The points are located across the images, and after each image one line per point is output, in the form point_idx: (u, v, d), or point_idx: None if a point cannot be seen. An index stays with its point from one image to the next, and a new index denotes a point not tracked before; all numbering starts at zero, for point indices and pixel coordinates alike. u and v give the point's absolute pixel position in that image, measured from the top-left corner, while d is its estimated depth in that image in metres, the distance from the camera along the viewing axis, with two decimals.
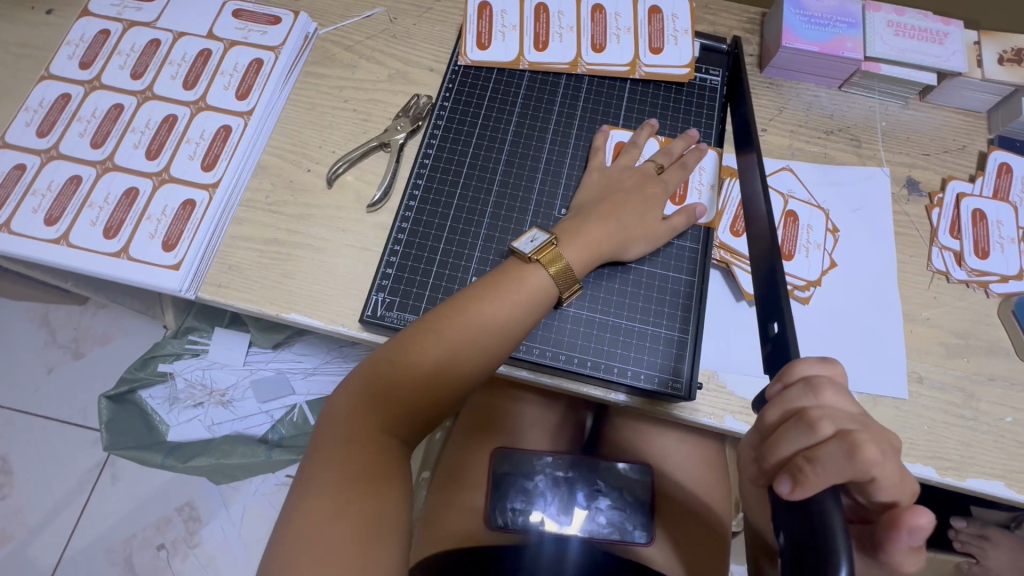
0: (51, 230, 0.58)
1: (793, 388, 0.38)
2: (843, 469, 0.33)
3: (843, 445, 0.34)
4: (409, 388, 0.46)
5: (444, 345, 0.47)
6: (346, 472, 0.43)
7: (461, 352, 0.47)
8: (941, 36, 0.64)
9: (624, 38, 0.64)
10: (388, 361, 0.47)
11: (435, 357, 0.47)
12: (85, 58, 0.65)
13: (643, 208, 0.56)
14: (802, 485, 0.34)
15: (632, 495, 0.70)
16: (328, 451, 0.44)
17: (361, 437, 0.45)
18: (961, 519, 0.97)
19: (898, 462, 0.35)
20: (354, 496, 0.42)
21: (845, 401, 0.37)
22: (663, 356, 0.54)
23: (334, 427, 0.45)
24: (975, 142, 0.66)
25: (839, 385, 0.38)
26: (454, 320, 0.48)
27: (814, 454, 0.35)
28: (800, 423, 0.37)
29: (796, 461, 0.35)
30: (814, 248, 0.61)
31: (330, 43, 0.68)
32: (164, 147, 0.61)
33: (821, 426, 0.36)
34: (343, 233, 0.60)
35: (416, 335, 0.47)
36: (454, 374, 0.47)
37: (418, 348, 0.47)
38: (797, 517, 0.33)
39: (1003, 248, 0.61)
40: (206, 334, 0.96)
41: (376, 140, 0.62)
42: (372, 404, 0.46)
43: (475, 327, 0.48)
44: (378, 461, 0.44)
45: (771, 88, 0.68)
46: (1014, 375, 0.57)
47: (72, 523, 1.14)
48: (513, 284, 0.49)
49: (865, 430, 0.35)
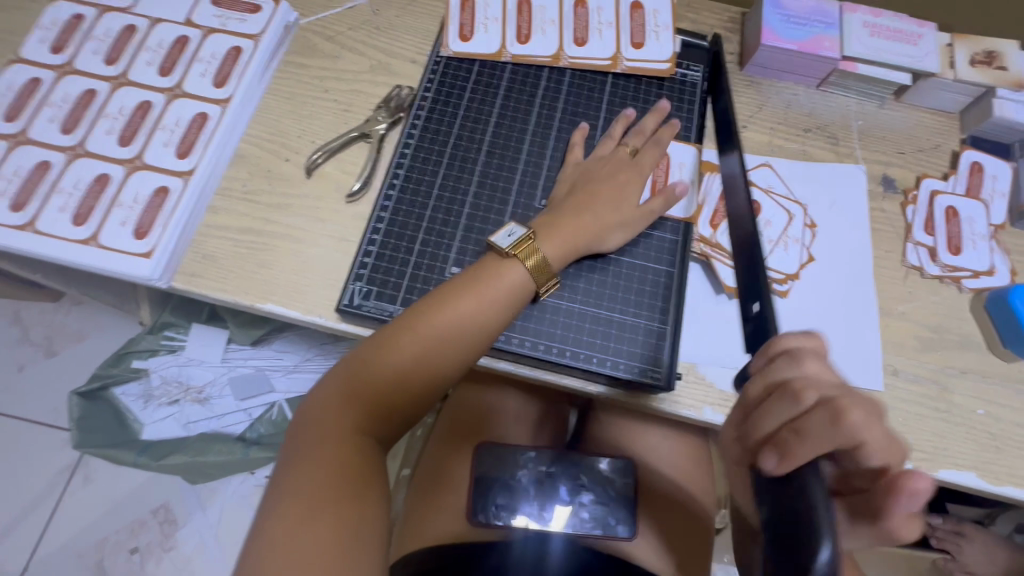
0: (17, 216, 0.56)
1: (777, 361, 0.38)
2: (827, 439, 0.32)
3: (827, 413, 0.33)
4: (386, 386, 0.46)
5: (418, 341, 0.46)
6: (322, 477, 0.42)
7: (434, 348, 0.47)
8: (915, 37, 0.66)
9: (606, 33, 0.65)
10: (362, 359, 0.46)
11: (412, 352, 0.46)
12: (57, 42, 0.63)
13: (617, 198, 0.56)
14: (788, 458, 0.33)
15: (615, 489, 0.69)
16: (307, 452, 0.43)
17: (335, 439, 0.44)
18: (938, 516, 1.00)
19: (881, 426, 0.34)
20: (332, 502, 0.41)
21: (826, 371, 0.37)
22: (643, 346, 0.54)
23: (307, 429, 0.45)
24: (948, 142, 0.67)
25: (821, 357, 0.37)
26: (431, 319, 0.47)
27: (801, 426, 0.34)
28: (784, 393, 0.36)
29: (784, 433, 0.35)
30: (792, 242, 0.61)
31: (311, 33, 0.67)
32: (137, 134, 0.60)
33: (806, 395, 0.35)
34: (321, 223, 0.59)
35: (392, 334, 0.47)
36: (429, 371, 0.47)
37: (391, 346, 0.46)
38: (784, 490, 0.33)
39: (975, 244, 0.62)
40: (182, 331, 0.94)
41: (356, 131, 0.62)
42: (345, 405, 0.45)
43: (448, 323, 0.47)
44: (356, 463, 0.44)
45: (751, 86, 0.69)
46: (986, 368, 0.58)
47: (40, 527, 1.10)
48: (483, 280, 0.49)
49: (846, 396, 0.34)
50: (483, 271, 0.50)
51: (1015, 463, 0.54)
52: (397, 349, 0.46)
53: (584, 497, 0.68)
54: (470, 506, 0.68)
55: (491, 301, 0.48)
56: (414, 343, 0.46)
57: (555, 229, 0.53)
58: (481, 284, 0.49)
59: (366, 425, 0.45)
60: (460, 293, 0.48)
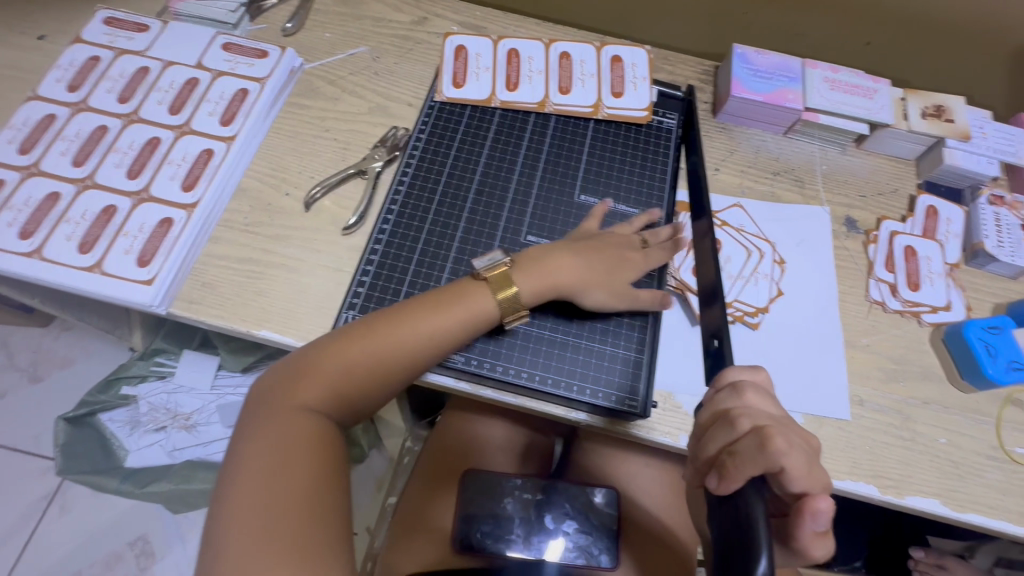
0: (24, 243, 0.59)
1: (721, 390, 0.38)
2: (759, 461, 0.32)
3: (757, 437, 0.33)
4: (337, 377, 0.51)
5: (354, 354, 0.51)
6: (286, 500, 0.45)
7: (374, 357, 0.51)
8: (871, 92, 0.72)
9: (588, 83, 0.70)
10: (317, 352, 0.52)
11: (354, 354, 0.51)
12: (73, 81, 0.67)
13: (616, 264, 0.58)
14: (726, 481, 0.33)
15: (598, 518, 0.70)
16: (262, 446, 0.48)
17: (294, 450, 0.48)
18: (919, 549, 1.01)
19: (811, 457, 0.34)
20: (294, 524, 0.44)
21: (766, 402, 0.37)
22: (621, 375, 0.56)
23: (261, 441, 0.48)
24: (905, 186, 0.73)
25: (762, 388, 0.38)
26: (379, 330, 0.52)
27: (734, 448, 0.34)
28: (723, 421, 0.36)
29: (720, 457, 0.34)
30: (762, 277, 0.65)
31: (314, 77, 0.72)
32: (146, 167, 0.63)
33: (740, 421, 0.35)
34: (317, 253, 0.62)
35: (339, 340, 0.52)
36: (373, 370, 0.52)
37: (322, 354, 0.51)
38: (726, 514, 0.32)
39: (933, 281, 0.67)
40: (174, 357, 0.96)
41: (354, 167, 0.66)
42: (295, 417, 0.50)
43: (387, 339, 0.52)
44: (317, 451, 0.49)
45: (723, 132, 0.74)
46: (947, 399, 0.61)
47: (11, 560, 1.07)
48: (450, 299, 0.54)
49: (779, 424, 0.34)
50: (461, 286, 0.55)
51: (976, 491, 0.57)
52: (330, 361, 0.51)
53: (569, 525, 0.69)
54: (457, 534, 0.68)
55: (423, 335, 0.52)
56: (346, 364, 0.51)
57: (542, 260, 0.57)
58: (450, 304, 0.53)
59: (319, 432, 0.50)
60: (381, 330, 0.52)
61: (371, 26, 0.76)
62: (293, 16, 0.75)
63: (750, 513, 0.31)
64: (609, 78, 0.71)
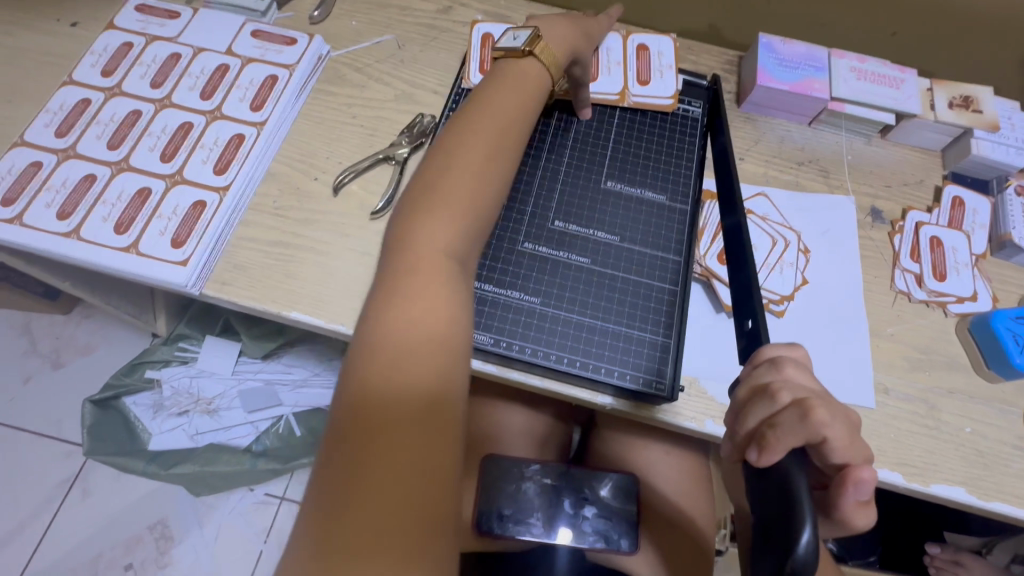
0: (62, 224, 0.60)
1: (758, 366, 0.38)
2: (799, 432, 0.33)
3: (798, 409, 0.33)
4: (421, 268, 0.43)
5: (435, 237, 0.44)
6: (398, 431, 0.37)
7: (471, 214, 0.47)
8: (897, 82, 0.72)
9: (615, 70, 0.71)
10: (397, 244, 0.45)
11: (436, 237, 0.44)
12: (107, 67, 0.69)
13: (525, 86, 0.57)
14: (767, 452, 0.34)
15: (617, 505, 0.71)
16: (370, 364, 0.40)
17: (409, 357, 0.40)
18: (935, 545, 1.00)
19: (851, 429, 0.34)
20: (418, 443, 0.37)
21: (807, 375, 0.37)
22: (648, 358, 0.57)
23: (376, 363, 0.40)
24: (931, 177, 0.72)
25: (801, 363, 0.38)
26: (451, 203, 0.46)
27: (774, 420, 0.34)
28: (762, 394, 0.37)
29: (760, 430, 0.35)
30: (787, 266, 0.65)
31: (342, 64, 0.73)
32: (179, 151, 0.64)
33: (780, 394, 0.35)
34: (346, 237, 0.63)
35: (421, 221, 0.45)
36: (473, 235, 0.47)
37: (415, 243, 0.44)
38: (766, 484, 0.33)
39: (959, 272, 0.66)
40: (196, 342, 0.97)
41: (381, 153, 0.66)
42: (408, 323, 0.41)
43: (467, 205, 0.47)
44: (429, 374, 0.40)
45: (747, 122, 0.74)
46: (972, 389, 0.61)
47: (36, 541, 1.10)
48: (517, 83, 0.56)
49: (820, 397, 0.35)
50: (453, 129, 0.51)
51: (1003, 480, 0.57)
52: (426, 246, 0.44)
53: (587, 511, 0.70)
54: (477, 517, 0.69)
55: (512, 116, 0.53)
56: (438, 243, 0.44)
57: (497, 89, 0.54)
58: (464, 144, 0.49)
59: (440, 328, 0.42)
60: (466, 139, 0.50)
61: (398, 14, 0.77)
62: (320, 4, 0.76)
63: (791, 483, 0.31)
64: (636, 67, 0.71)
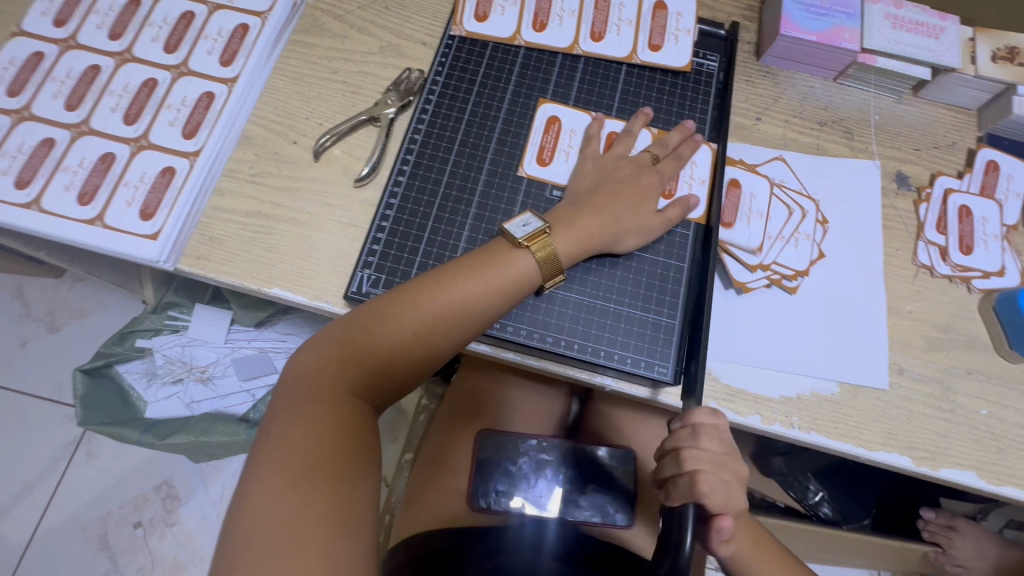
0: (22, 194, 0.55)
1: (682, 431, 0.49)
2: (691, 495, 0.47)
3: (692, 479, 0.48)
4: (378, 356, 0.46)
5: (400, 327, 0.47)
6: (310, 504, 0.39)
7: (435, 318, 0.47)
8: (937, 30, 0.64)
9: (625, 31, 0.64)
10: (360, 326, 0.47)
11: (393, 332, 0.46)
12: (60, 16, 0.62)
13: (638, 201, 0.56)
14: (669, 497, 0.49)
15: (614, 480, 0.70)
16: (298, 437, 0.42)
17: (314, 471, 0.41)
18: (931, 511, 1.00)
19: (729, 488, 0.49)
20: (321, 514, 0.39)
21: (715, 446, 0.49)
22: (649, 339, 0.54)
23: (267, 481, 0.40)
24: (964, 139, 0.66)
25: (715, 432, 0.49)
26: (432, 295, 0.47)
27: (678, 480, 0.49)
28: (677, 458, 0.49)
29: (669, 481, 0.50)
30: (803, 238, 0.61)
31: (319, 11, 0.66)
32: (143, 112, 0.59)
33: (688, 463, 0.48)
34: (329, 207, 0.58)
35: (393, 305, 0.47)
36: (427, 339, 0.47)
37: (323, 375, 0.45)
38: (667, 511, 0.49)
39: (987, 245, 0.62)
40: (186, 310, 0.94)
41: (365, 114, 0.61)
42: (327, 428, 0.43)
43: (434, 306, 0.47)
44: (344, 449, 0.43)
45: (767, 77, 0.67)
46: (991, 369, 0.58)
47: (44, 500, 1.11)
48: (492, 264, 0.49)
49: (712, 470, 0.48)
50: (501, 245, 0.51)
51: (1016, 464, 0.55)
52: (380, 343, 0.46)
53: (583, 487, 0.70)
54: (473, 492, 0.69)
55: (477, 295, 0.48)
56: (394, 336, 0.46)
57: (568, 225, 0.53)
58: (491, 266, 0.49)
59: (346, 443, 0.43)
60: (454, 281, 0.48)
61: None
62: None
63: (682, 507, 0.48)
64: (643, 133, 0.62)
